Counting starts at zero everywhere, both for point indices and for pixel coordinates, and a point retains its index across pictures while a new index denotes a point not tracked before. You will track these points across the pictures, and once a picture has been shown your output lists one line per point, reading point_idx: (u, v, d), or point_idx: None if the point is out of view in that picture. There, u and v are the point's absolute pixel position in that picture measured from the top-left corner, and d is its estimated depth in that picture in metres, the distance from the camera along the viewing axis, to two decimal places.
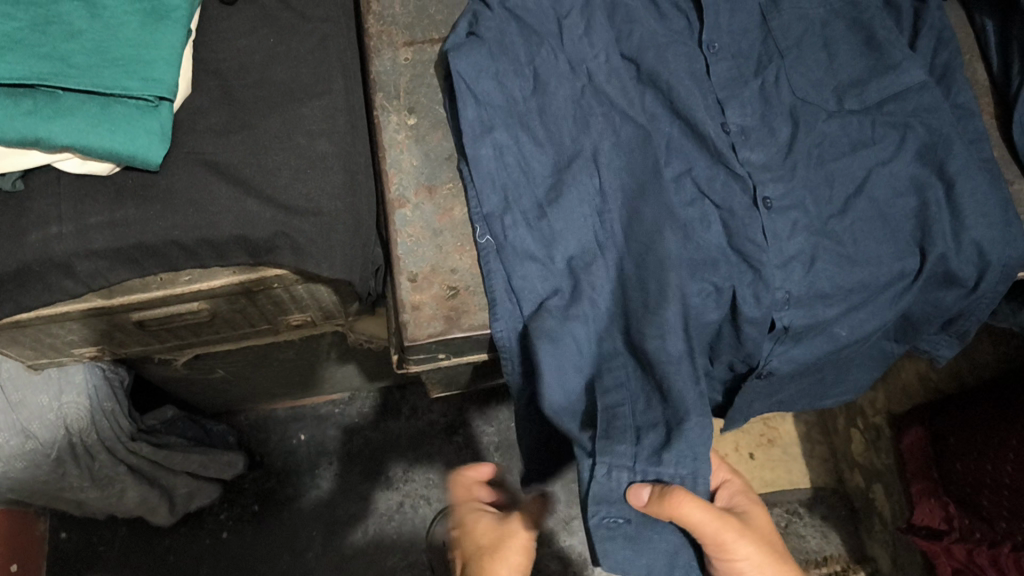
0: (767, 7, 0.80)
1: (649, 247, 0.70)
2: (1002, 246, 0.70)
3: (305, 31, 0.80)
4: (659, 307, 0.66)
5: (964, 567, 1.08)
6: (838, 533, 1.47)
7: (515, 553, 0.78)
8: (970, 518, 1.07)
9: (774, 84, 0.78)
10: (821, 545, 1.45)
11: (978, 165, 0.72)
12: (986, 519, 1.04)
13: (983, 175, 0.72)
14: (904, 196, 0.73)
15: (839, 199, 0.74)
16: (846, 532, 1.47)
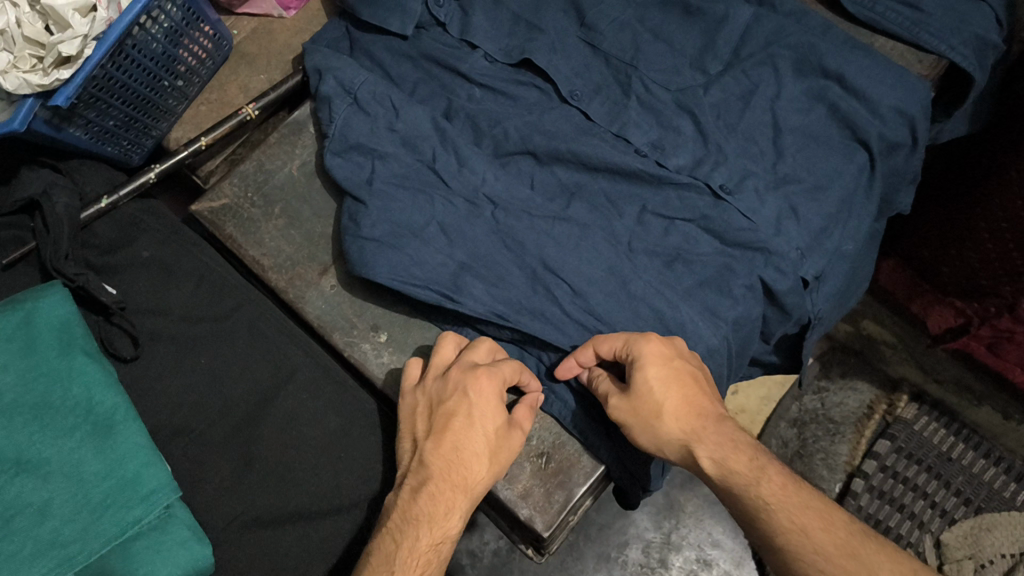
0: (589, 37, 0.83)
1: (683, 283, 0.73)
2: (911, 97, 0.77)
3: (230, 330, 0.73)
4: (724, 313, 0.71)
5: (999, 339, 1.09)
6: (862, 380, 1.33)
7: (465, 469, 0.60)
8: (978, 299, 1.11)
9: (646, 92, 0.80)
10: (859, 399, 1.32)
11: (845, 51, 0.79)
12: (991, 293, 1.08)
13: (856, 53, 0.78)
14: (813, 110, 0.78)
15: (769, 147, 0.77)
16: (868, 375, 1.34)
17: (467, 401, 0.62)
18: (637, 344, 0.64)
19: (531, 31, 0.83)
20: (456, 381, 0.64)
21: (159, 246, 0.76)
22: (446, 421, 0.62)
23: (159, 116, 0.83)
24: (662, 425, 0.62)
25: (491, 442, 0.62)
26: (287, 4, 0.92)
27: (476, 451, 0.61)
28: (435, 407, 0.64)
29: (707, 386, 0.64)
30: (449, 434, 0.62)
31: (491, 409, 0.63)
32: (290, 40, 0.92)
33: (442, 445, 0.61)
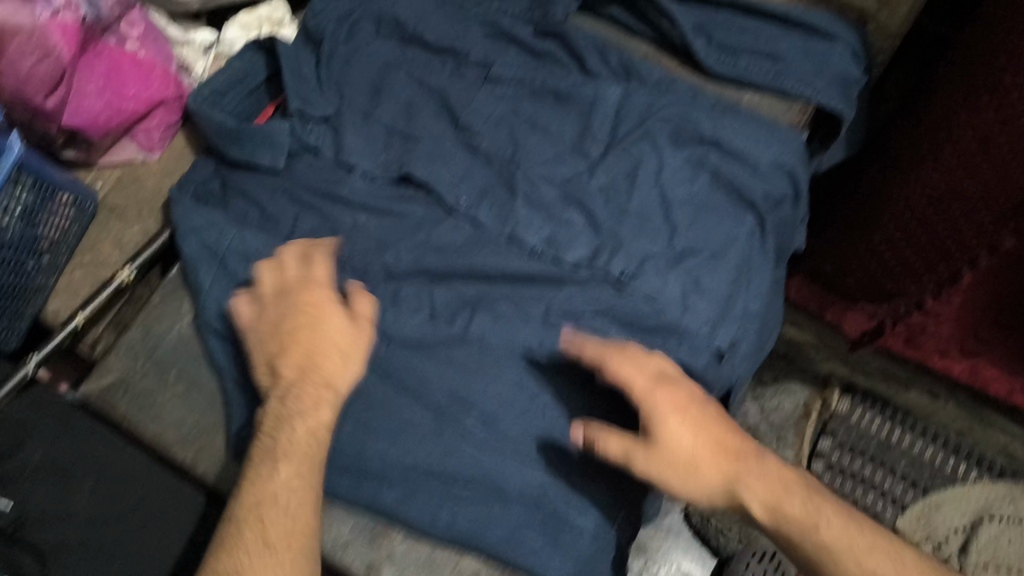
0: (466, 139, 0.83)
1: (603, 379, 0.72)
2: (787, 151, 0.78)
3: (139, 525, 0.70)
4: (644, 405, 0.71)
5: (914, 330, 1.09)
6: (795, 382, 1.30)
7: (334, 383, 0.68)
8: (887, 302, 1.09)
9: (532, 188, 0.80)
10: (793, 400, 1.29)
11: (716, 114, 0.80)
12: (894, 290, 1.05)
13: (727, 115, 0.80)
14: (697, 178, 0.79)
15: (663, 224, 0.77)
16: (799, 375, 1.30)
17: (305, 320, 0.69)
18: (652, 399, 0.65)
19: (406, 143, 0.83)
20: (288, 300, 0.70)
21: (50, 446, 0.72)
22: (294, 393, 0.66)
23: (30, 296, 0.78)
24: (703, 472, 0.66)
25: (339, 340, 0.69)
26: (150, 146, 0.88)
27: (335, 347, 0.68)
28: (279, 331, 0.69)
29: (728, 463, 0.67)
30: (302, 344, 0.68)
31: (336, 334, 0.69)
32: (159, 183, 0.88)
33: (297, 352, 0.68)
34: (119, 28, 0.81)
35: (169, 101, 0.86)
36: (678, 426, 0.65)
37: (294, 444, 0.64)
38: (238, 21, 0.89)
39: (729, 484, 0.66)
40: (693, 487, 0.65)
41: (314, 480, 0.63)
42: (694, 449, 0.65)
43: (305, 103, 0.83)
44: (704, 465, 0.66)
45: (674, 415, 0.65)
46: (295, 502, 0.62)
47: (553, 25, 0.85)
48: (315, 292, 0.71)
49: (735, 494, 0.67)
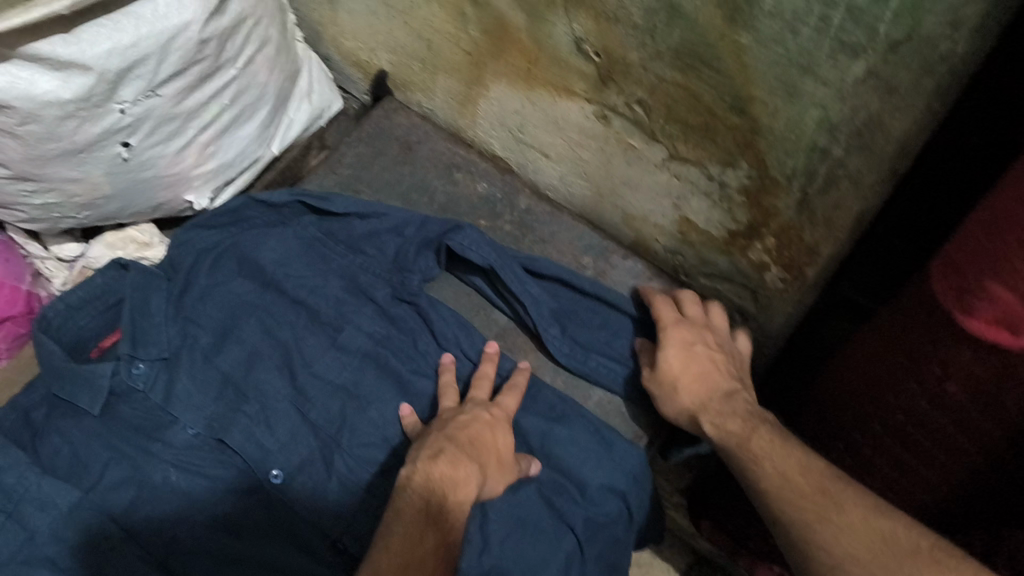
0: (299, 402, 0.79)
1: None
2: (617, 476, 0.73)
3: None
4: None
5: None
6: None
7: (485, 447, 0.67)
8: None
9: (348, 474, 0.75)
10: None
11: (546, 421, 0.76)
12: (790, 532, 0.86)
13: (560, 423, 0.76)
14: (522, 488, 0.73)
15: (476, 535, 0.72)
16: None
17: (486, 419, 0.70)
18: (665, 330, 0.73)
19: (237, 399, 0.80)
20: (478, 406, 0.71)
21: None
22: (464, 423, 0.69)
23: None
24: (679, 394, 0.69)
25: (500, 455, 0.68)
26: None
27: (501, 455, 0.69)
28: (450, 420, 0.70)
29: (702, 391, 0.68)
30: (471, 435, 0.68)
31: (508, 398, 0.73)
32: None
33: (479, 434, 0.68)
34: None
35: (16, 314, 0.83)
36: (673, 356, 0.71)
37: (444, 501, 0.61)
38: (104, 239, 0.87)
39: (696, 407, 0.67)
40: (689, 391, 0.68)
41: (457, 521, 0.61)
42: (676, 371, 0.70)
43: (137, 346, 0.79)
44: (691, 382, 0.68)
45: (671, 346, 0.71)
46: (445, 542, 0.59)
47: (410, 293, 0.83)
48: (500, 414, 0.71)
49: (696, 420, 0.67)
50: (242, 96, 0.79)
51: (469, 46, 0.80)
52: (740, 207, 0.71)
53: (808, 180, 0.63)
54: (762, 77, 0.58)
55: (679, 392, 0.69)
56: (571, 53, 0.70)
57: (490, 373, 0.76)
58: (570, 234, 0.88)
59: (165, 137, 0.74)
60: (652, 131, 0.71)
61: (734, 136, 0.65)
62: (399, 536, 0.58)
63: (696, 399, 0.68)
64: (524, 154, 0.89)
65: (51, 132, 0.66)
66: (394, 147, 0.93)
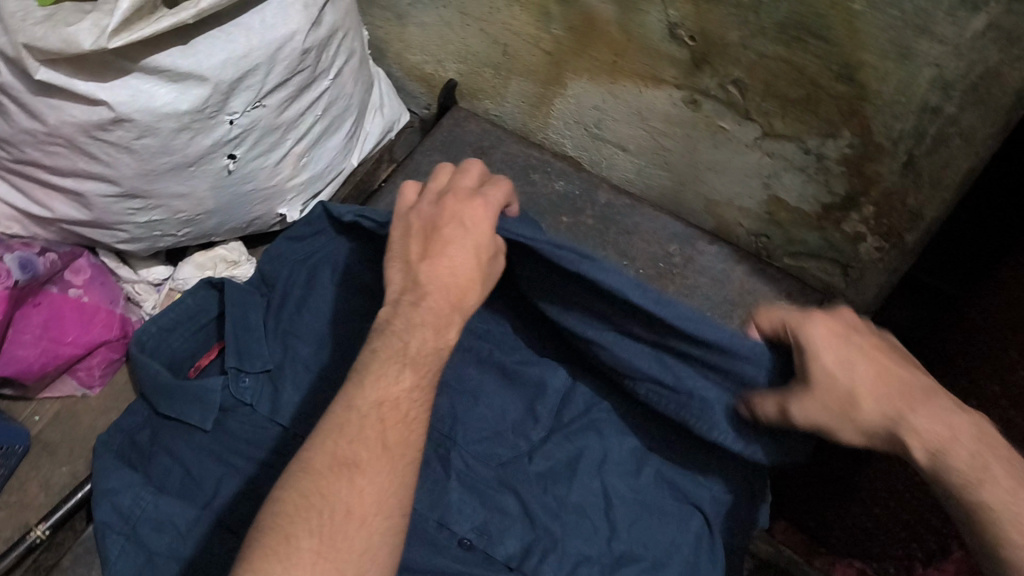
0: None
1: None
2: None
3: None
4: None
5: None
6: None
7: (419, 364, 0.56)
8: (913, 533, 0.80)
9: (466, 468, 0.75)
10: None
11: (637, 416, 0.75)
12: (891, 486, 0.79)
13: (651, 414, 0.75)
14: (642, 471, 0.74)
15: (602, 522, 0.72)
16: None
17: (428, 271, 0.58)
18: (808, 328, 0.51)
19: None
20: (423, 289, 0.57)
21: None
22: (426, 290, 0.57)
23: None
24: (862, 408, 0.50)
25: (434, 340, 0.57)
26: (90, 383, 0.85)
27: (435, 322, 0.57)
28: (378, 329, 0.58)
29: (901, 401, 0.50)
30: (402, 318, 0.57)
31: (496, 190, 0.61)
32: (95, 421, 0.85)
33: (415, 324, 0.56)
34: (63, 276, 0.80)
35: (113, 340, 0.83)
36: (831, 355, 0.50)
37: (343, 476, 0.51)
38: (194, 259, 0.87)
39: (893, 421, 0.50)
40: (880, 397, 0.50)
41: (374, 504, 0.51)
42: (834, 352, 0.50)
43: (242, 359, 0.80)
44: (853, 383, 0.50)
45: (824, 352, 0.50)
46: (372, 503, 0.51)
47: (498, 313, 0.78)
48: (463, 223, 0.59)
49: (897, 437, 0.50)
50: (332, 107, 0.80)
51: (550, 45, 0.82)
52: (838, 177, 0.73)
53: (916, 141, 0.65)
54: (873, 41, 0.60)
55: (883, 413, 0.50)
56: (664, 41, 0.72)
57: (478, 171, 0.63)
58: (653, 225, 0.89)
59: (266, 149, 0.75)
60: (747, 110, 0.73)
61: (839, 104, 0.67)
62: (450, 258, 0.58)
63: (868, 401, 0.50)
64: (600, 150, 0.90)
65: (166, 146, 0.67)
66: (469, 151, 0.94)
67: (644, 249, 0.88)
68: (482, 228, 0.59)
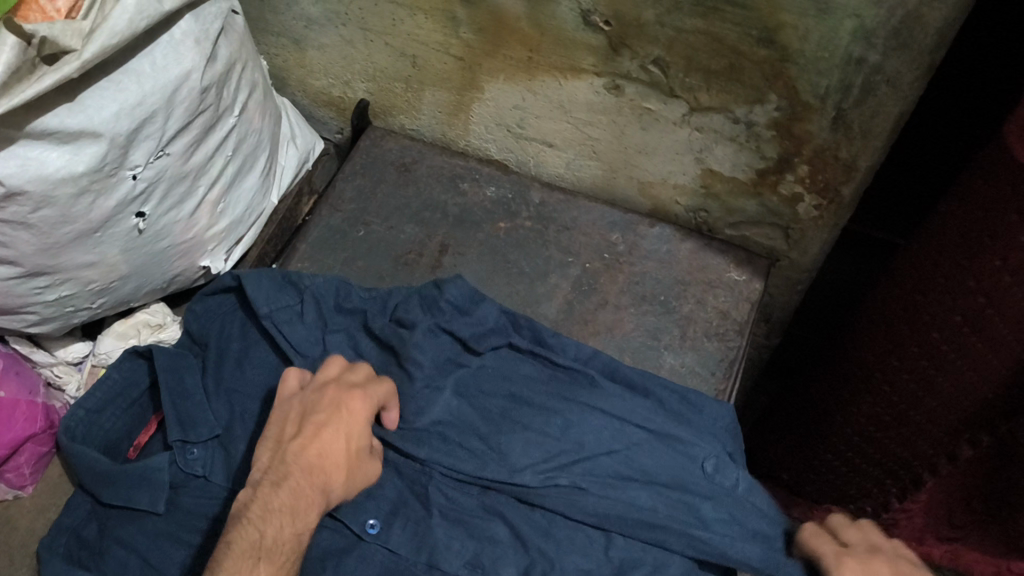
0: None
1: None
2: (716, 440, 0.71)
3: None
4: None
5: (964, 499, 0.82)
6: None
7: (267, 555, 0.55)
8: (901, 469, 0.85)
9: (448, 502, 0.70)
10: None
11: (620, 416, 0.71)
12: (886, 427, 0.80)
13: (636, 411, 0.71)
14: (624, 470, 0.69)
15: (596, 531, 0.67)
16: None
17: (292, 454, 0.61)
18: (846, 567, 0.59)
19: None
20: (286, 466, 0.60)
21: None
22: (287, 471, 0.60)
23: None
24: None
25: (296, 520, 0.57)
26: (21, 483, 0.78)
27: (303, 509, 0.58)
28: (244, 505, 0.58)
29: None
30: (260, 502, 0.58)
31: (377, 388, 0.67)
32: (34, 525, 0.78)
33: (274, 501, 0.58)
34: None
35: (40, 432, 0.76)
36: None
37: None
38: (114, 330, 0.81)
39: None
40: None
41: None
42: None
43: (187, 429, 0.73)
44: None
45: None
46: None
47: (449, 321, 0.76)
48: (335, 426, 0.63)
49: None
50: (242, 145, 0.75)
51: (460, 50, 0.79)
52: (769, 142, 0.73)
53: (843, 94, 0.65)
54: (790, 1, 0.60)
55: None
56: (578, 30, 0.70)
57: (336, 363, 0.68)
58: (591, 217, 0.87)
59: (178, 200, 0.69)
60: (671, 88, 0.72)
61: (762, 69, 0.66)
62: (319, 447, 0.61)
63: None
64: (525, 149, 0.88)
65: (67, 214, 0.61)
66: (391, 171, 0.91)
67: (587, 243, 0.86)
68: (357, 423, 0.64)
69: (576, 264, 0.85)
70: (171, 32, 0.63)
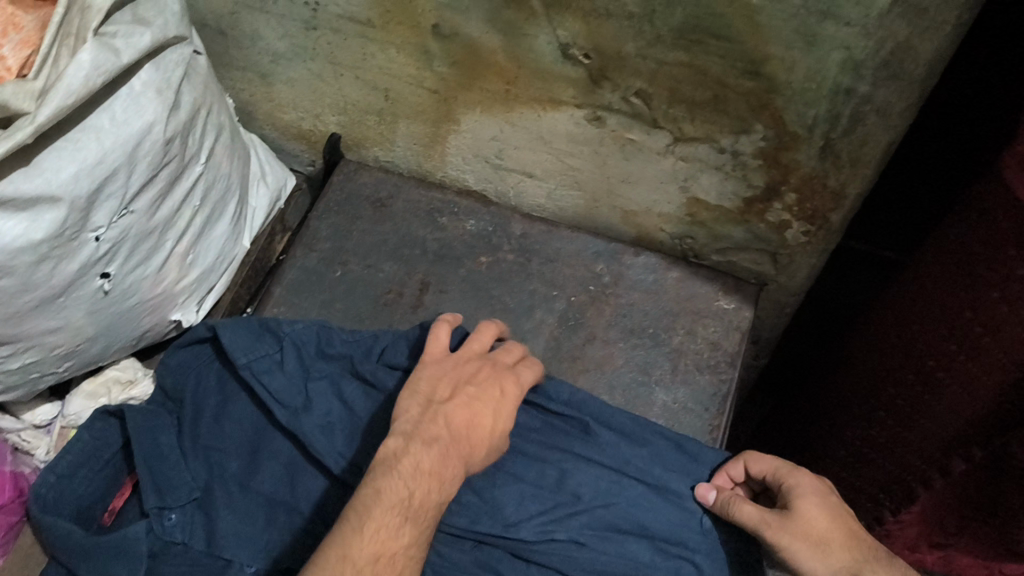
0: None
1: None
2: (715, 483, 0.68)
3: None
4: None
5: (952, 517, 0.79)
6: None
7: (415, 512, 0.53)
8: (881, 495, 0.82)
9: (440, 560, 0.67)
10: None
11: (615, 467, 0.68)
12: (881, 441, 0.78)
13: (633, 463, 0.69)
14: (622, 524, 0.66)
15: None
16: None
17: (467, 392, 0.61)
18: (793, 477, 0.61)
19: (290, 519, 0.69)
20: (446, 407, 0.59)
21: None
22: (440, 409, 0.59)
23: None
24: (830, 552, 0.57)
25: (449, 460, 0.56)
26: None
27: (454, 476, 0.56)
28: (433, 400, 0.60)
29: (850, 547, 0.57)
30: (439, 413, 0.59)
31: (527, 371, 0.66)
32: None
33: (455, 420, 0.59)
34: None
35: (9, 500, 0.73)
36: (817, 510, 0.58)
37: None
38: (82, 389, 0.77)
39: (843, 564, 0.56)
40: (824, 530, 0.57)
41: None
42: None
43: (163, 494, 0.70)
44: (815, 514, 0.58)
45: (812, 503, 0.59)
46: None
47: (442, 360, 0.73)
48: (490, 395, 0.62)
49: None
50: (210, 193, 0.72)
51: (434, 84, 0.76)
52: (756, 171, 0.71)
53: (832, 125, 0.63)
54: (776, 35, 0.58)
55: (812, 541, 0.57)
56: (557, 63, 0.68)
57: (495, 326, 0.68)
58: (574, 247, 0.85)
59: (144, 256, 0.66)
60: (655, 119, 0.70)
61: (748, 100, 0.64)
62: (471, 416, 0.60)
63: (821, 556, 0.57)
64: (505, 180, 0.86)
65: (26, 283, 0.57)
66: (367, 207, 0.88)
67: (571, 275, 0.83)
68: (508, 402, 0.63)
69: (562, 298, 0.82)
70: (131, 83, 0.60)
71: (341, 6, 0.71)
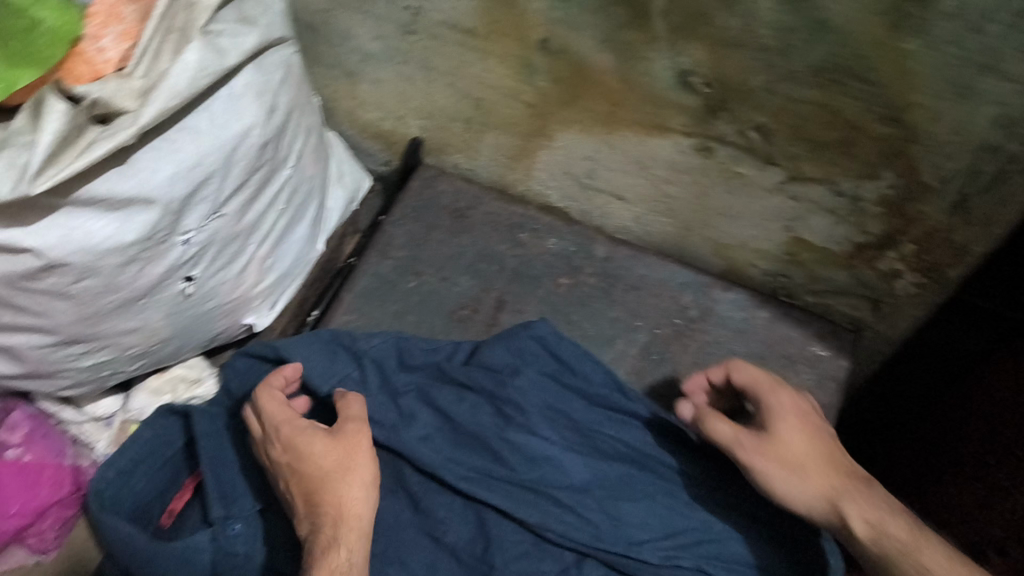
0: (427, 525, 0.63)
1: None
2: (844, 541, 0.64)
3: None
4: None
5: None
6: None
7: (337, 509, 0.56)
8: None
9: None
10: None
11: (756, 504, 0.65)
12: None
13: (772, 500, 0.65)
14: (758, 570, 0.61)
15: None
16: None
17: (292, 438, 0.60)
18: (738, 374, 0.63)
19: None
20: (300, 441, 0.60)
21: None
22: (295, 439, 0.60)
23: None
24: (788, 439, 0.57)
25: (338, 454, 0.59)
26: (43, 548, 0.71)
27: (343, 461, 0.59)
28: (287, 448, 0.60)
29: (824, 457, 0.57)
30: (298, 439, 0.60)
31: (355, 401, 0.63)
32: None
33: (309, 441, 0.60)
34: None
35: (66, 494, 0.70)
36: (787, 403, 0.60)
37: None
38: (147, 386, 0.76)
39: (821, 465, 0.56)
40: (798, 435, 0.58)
41: None
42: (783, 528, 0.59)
43: (229, 504, 0.66)
44: (783, 415, 0.59)
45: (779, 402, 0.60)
46: None
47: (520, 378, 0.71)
48: (311, 446, 0.59)
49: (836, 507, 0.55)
50: (293, 199, 0.69)
51: (532, 98, 0.73)
52: (874, 218, 0.66)
53: (970, 180, 0.59)
54: (926, 82, 0.53)
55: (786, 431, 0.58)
56: (672, 89, 0.64)
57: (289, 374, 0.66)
58: (661, 275, 0.81)
59: (227, 262, 0.64)
60: (770, 156, 0.65)
61: (879, 146, 0.60)
62: (313, 434, 0.60)
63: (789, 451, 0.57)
64: (591, 200, 0.82)
65: (111, 284, 0.55)
66: (445, 217, 0.85)
67: (655, 305, 0.80)
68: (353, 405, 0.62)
69: (644, 329, 0.79)
70: (231, 84, 0.57)
71: (445, 12, 0.68)
